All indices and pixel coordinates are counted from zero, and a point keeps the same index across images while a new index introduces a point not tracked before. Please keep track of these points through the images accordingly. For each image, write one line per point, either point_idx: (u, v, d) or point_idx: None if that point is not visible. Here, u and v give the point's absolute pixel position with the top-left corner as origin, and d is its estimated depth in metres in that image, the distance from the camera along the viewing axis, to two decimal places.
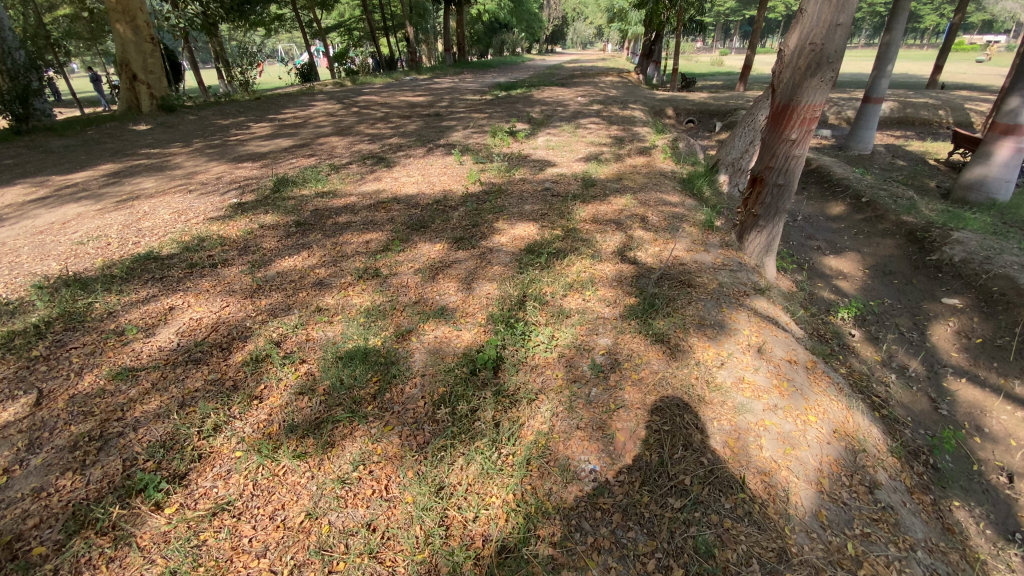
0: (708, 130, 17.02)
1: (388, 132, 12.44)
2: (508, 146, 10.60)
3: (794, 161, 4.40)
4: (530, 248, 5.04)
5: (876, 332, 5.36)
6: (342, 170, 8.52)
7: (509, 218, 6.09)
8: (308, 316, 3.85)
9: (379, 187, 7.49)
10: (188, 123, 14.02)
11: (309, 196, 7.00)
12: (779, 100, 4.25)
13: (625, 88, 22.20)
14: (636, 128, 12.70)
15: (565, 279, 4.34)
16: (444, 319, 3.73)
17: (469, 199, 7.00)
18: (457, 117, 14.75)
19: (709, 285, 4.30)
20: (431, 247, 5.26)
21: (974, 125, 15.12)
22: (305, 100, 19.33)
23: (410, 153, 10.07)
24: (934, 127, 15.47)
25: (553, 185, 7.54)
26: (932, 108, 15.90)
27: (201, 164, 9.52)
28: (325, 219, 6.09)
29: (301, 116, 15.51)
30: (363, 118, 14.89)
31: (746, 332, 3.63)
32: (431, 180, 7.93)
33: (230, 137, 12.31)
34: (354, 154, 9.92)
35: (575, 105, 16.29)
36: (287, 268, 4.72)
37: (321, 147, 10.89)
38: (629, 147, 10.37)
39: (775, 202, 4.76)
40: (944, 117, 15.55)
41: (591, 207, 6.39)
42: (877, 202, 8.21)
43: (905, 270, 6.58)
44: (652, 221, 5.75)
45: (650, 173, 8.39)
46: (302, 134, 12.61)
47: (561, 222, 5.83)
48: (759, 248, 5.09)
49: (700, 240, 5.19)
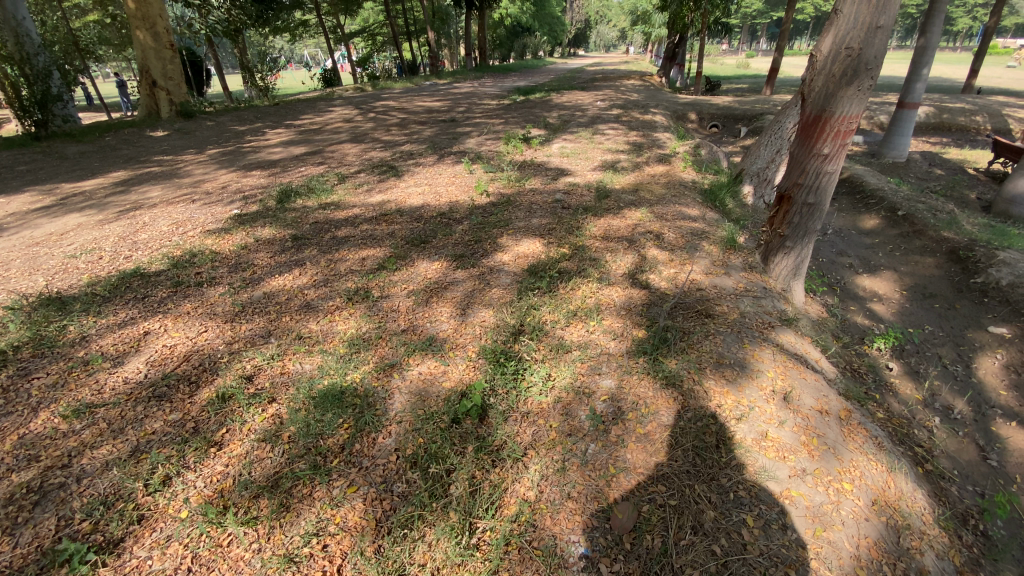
0: (732, 135, 16.41)
1: (401, 139, 12.23)
2: (521, 154, 10.26)
3: (826, 178, 3.96)
4: (533, 269, 4.69)
5: (915, 366, 4.83)
6: (348, 179, 8.30)
7: (514, 233, 5.74)
8: (287, 345, 3.57)
9: (384, 198, 7.23)
10: (205, 129, 14.07)
11: (311, 207, 6.78)
12: (809, 111, 3.81)
13: (647, 93, 21.66)
14: (656, 134, 12.23)
15: (569, 305, 3.97)
16: (431, 351, 3.39)
17: (476, 211, 6.68)
18: (472, 123, 14.49)
19: (729, 315, 3.87)
20: (429, 265, 4.94)
21: (1019, 131, 14.17)
22: (323, 105, 19.37)
23: (421, 160, 9.82)
24: (975, 133, 14.56)
25: (564, 197, 7.17)
26: (972, 113, 15.01)
27: (211, 172, 9.44)
28: (323, 233, 5.84)
29: (318, 121, 15.46)
30: (378, 124, 14.75)
31: (770, 375, 3.21)
32: (438, 190, 7.65)
33: (244, 144, 12.27)
34: (364, 162, 9.72)
35: (594, 110, 15.89)
36: (274, 288, 4.46)
37: (332, 154, 10.74)
38: (648, 155, 9.92)
39: (804, 222, 4.31)
40: (985, 122, 14.66)
41: (604, 222, 5.99)
42: (915, 216, 7.61)
43: (947, 293, 5.99)
44: (668, 239, 5.33)
45: (669, 184, 7.95)
46: (316, 140, 12.50)
47: (570, 239, 5.46)
48: (786, 271, 4.65)
49: (719, 262, 4.76)
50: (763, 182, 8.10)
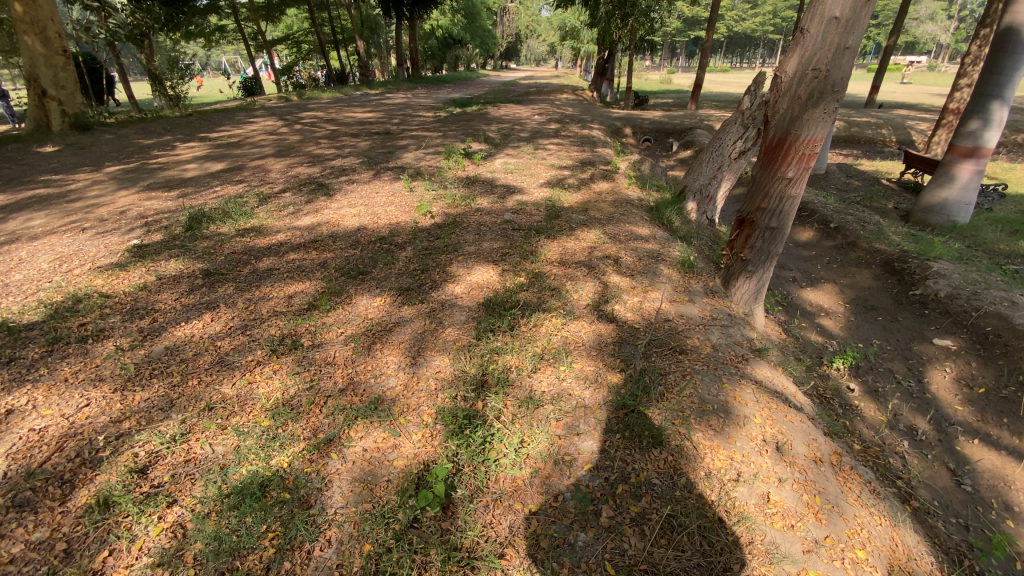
0: (665, 148, 16.85)
1: (332, 154, 11.41)
2: (463, 169, 9.81)
3: (789, 202, 3.81)
4: (487, 303, 4.23)
5: (873, 385, 4.87)
6: (273, 200, 7.48)
7: (464, 260, 5.27)
8: (194, 420, 2.92)
9: (315, 221, 6.51)
10: (102, 143, 12.48)
11: (229, 234, 5.96)
12: (773, 134, 3.68)
13: (581, 106, 21.98)
14: (597, 149, 12.23)
15: (531, 346, 3.54)
16: (376, 416, 2.86)
17: (419, 234, 6.14)
18: (409, 136, 13.87)
19: (703, 350, 3.61)
20: (370, 301, 4.36)
21: (916, 143, 15.56)
22: (243, 117, 17.95)
23: (355, 177, 9.11)
24: (880, 144, 15.83)
25: (513, 217, 6.79)
26: (876, 127, 16.34)
27: (108, 194, 8.23)
28: (243, 265, 5.09)
29: (237, 134, 14.21)
30: (305, 137, 13.78)
31: (758, 420, 2.94)
32: (375, 211, 7.03)
33: (151, 160, 10.95)
34: (291, 180, 8.88)
35: (532, 124, 15.76)
36: (178, 342, 3.72)
37: (254, 170, 9.76)
38: (592, 171, 9.79)
39: (767, 246, 4.16)
40: (888, 135, 15.98)
41: (556, 245, 5.65)
42: (847, 228, 7.93)
43: (888, 305, 6.19)
44: (626, 262, 5.07)
45: (617, 201, 7.79)
46: (235, 155, 11.40)
47: (525, 265, 5.07)
48: (748, 295, 4.47)
49: (681, 288, 4.54)
50: (706, 198, 8.14)
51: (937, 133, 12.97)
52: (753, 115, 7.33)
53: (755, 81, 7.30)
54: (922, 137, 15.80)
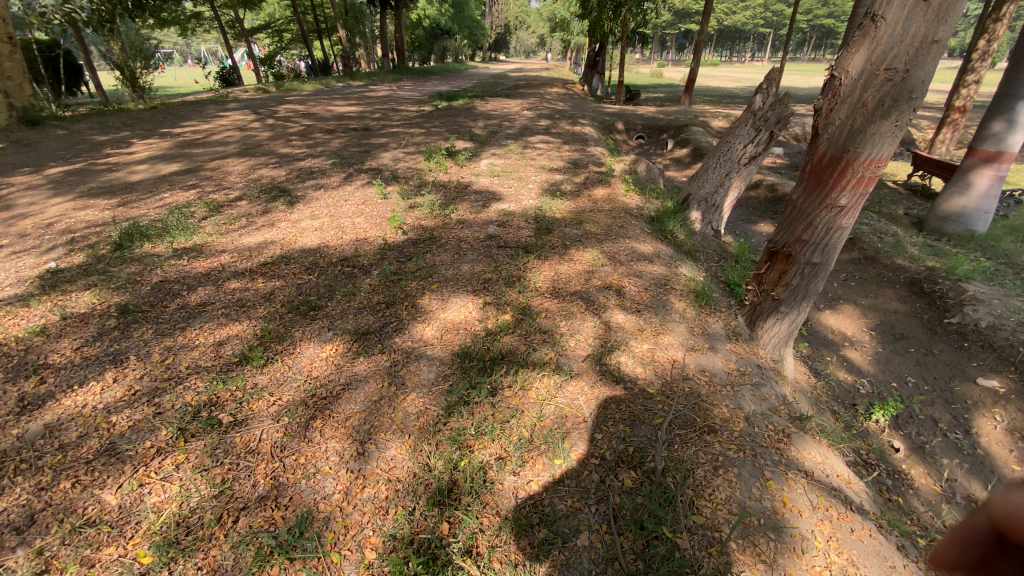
0: (659, 147, 16.10)
1: (302, 153, 10.47)
2: (445, 172, 8.97)
3: (838, 234, 3.06)
4: (462, 353, 3.42)
5: (917, 439, 4.23)
6: (225, 210, 6.60)
7: (438, 289, 4.45)
8: (55, 550, 2.10)
9: (268, 237, 5.66)
10: (51, 140, 11.42)
11: (164, 256, 5.08)
12: (820, 151, 2.93)
13: (573, 101, 21.14)
14: (589, 149, 11.43)
15: (515, 424, 2.75)
16: (301, 552, 2.07)
17: (388, 254, 5.30)
18: (387, 132, 12.96)
19: (734, 424, 2.84)
20: (317, 349, 3.54)
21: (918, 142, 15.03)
22: (214, 110, 16.84)
23: (323, 180, 8.22)
24: None
25: (498, 231, 5.99)
26: None
27: (41, 202, 7.28)
28: (170, 299, 4.22)
29: (203, 130, 13.17)
30: (277, 133, 12.80)
31: (819, 544, 2.21)
32: (340, 223, 6.17)
33: (100, 159, 9.95)
34: (251, 184, 7.97)
35: (521, 120, 14.89)
36: (61, 417, 2.86)
37: (212, 172, 8.83)
38: (585, 174, 9.00)
39: (804, 284, 3.40)
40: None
41: (547, 269, 4.85)
42: (863, 240, 7.23)
43: (919, 334, 5.50)
44: (630, 293, 4.27)
45: (614, 211, 7.03)
46: (196, 154, 10.43)
47: (510, 296, 4.28)
48: (776, 338, 3.73)
49: (697, 329, 3.78)
50: (711, 207, 7.36)
51: (941, 132, 12.31)
52: (766, 115, 6.65)
53: (767, 79, 6.63)
54: (923, 134, 15.23)
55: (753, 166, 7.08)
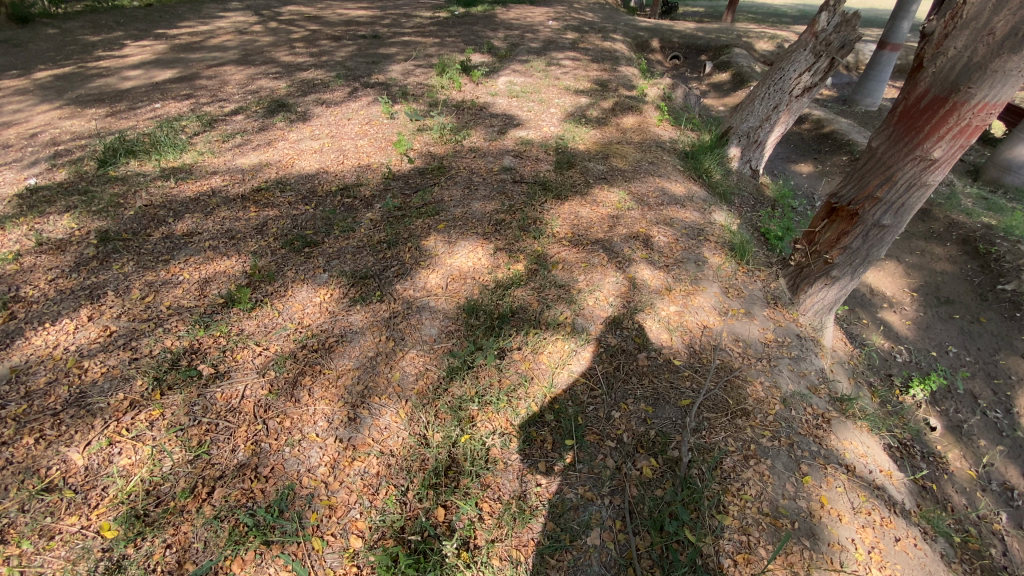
0: (695, 70, 14.74)
1: (306, 62, 9.64)
2: (459, 90, 8.20)
3: (919, 194, 2.56)
4: (468, 306, 3.08)
5: (954, 417, 3.96)
6: (220, 125, 6.09)
7: (445, 229, 4.05)
8: (12, 517, 1.94)
9: (262, 158, 5.20)
10: (39, 38, 10.61)
11: (150, 176, 4.69)
12: (919, 89, 2.38)
13: (603, 12, 19.24)
14: (619, 69, 10.40)
15: (524, 394, 2.46)
16: (279, 535, 1.87)
17: (392, 184, 4.85)
18: (399, 42, 11.89)
19: (769, 407, 2.53)
20: (310, 294, 3.23)
21: None
22: (213, 9, 15.55)
23: (326, 95, 7.55)
24: None
25: (514, 162, 5.48)
26: None
27: (24, 109, 6.77)
28: (155, 226, 3.88)
29: (201, 32, 12.18)
30: (280, 38, 11.80)
31: (860, 556, 1.97)
32: (342, 145, 5.66)
33: (90, 62, 9.23)
34: (248, 96, 7.35)
35: (546, 32, 13.56)
36: (29, 360, 2.65)
37: (209, 81, 8.16)
38: (613, 98, 8.18)
39: (864, 249, 2.94)
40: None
41: (566, 212, 4.40)
42: None
43: (966, 299, 5.04)
44: (658, 244, 3.83)
45: (643, 143, 6.39)
46: (192, 59, 9.65)
47: (523, 242, 3.88)
48: (818, 305, 3.34)
49: (733, 290, 3.38)
50: (752, 144, 6.66)
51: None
52: (829, 39, 5.74)
53: None
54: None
55: (805, 99, 6.27)
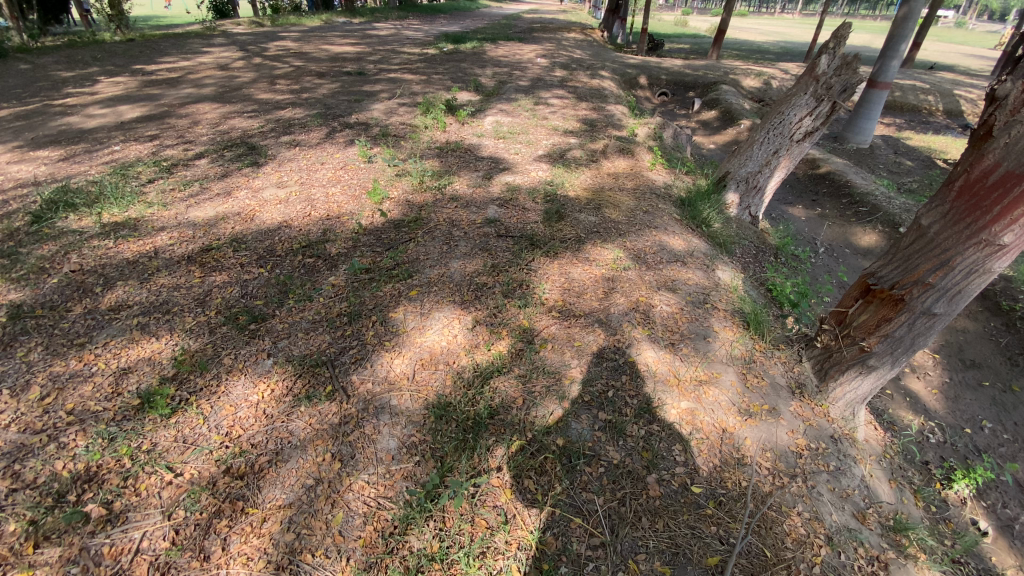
0: (684, 107, 14.67)
1: (285, 100, 9.29)
2: (443, 130, 7.84)
3: (980, 283, 2.12)
4: (437, 406, 2.53)
5: (1002, 514, 3.43)
6: (180, 171, 5.61)
7: (417, 295, 3.52)
8: None
9: (219, 211, 4.68)
10: (6, 74, 10.19)
11: (87, 232, 4.15)
12: (987, 161, 1.96)
13: (591, 49, 19.37)
14: (609, 108, 10.16)
15: (503, 547, 1.93)
16: None
17: (362, 239, 4.34)
18: (384, 79, 11.64)
19: (811, 555, 2.02)
20: (246, 390, 2.67)
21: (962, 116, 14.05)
22: (196, 44, 15.34)
23: (302, 136, 7.13)
24: (923, 115, 14.32)
25: (499, 214, 5.02)
26: (920, 93, 14.77)
27: None
28: (78, 298, 3.33)
29: (179, 68, 11.86)
30: (261, 74, 11.49)
31: None
32: (311, 194, 5.17)
33: (56, 99, 8.80)
34: (218, 138, 6.91)
35: (535, 70, 13.45)
36: None
37: (179, 120, 7.73)
38: (604, 140, 7.85)
39: (908, 339, 2.49)
40: (930, 105, 14.39)
41: (556, 274, 3.91)
42: None
43: (994, 365, 4.58)
44: (661, 316, 3.34)
45: (637, 190, 5.99)
46: (165, 96, 9.25)
47: (506, 313, 3.36)
48: (850, 396, 2.86)
49: (752, 377, 2.90)
50: (752, 190, 6.31)
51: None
52: (829, 82, 5.49)
53: (834, 36, 5.44)
54: (970, 106, 14.32)
55: (806, 144, 5.93)
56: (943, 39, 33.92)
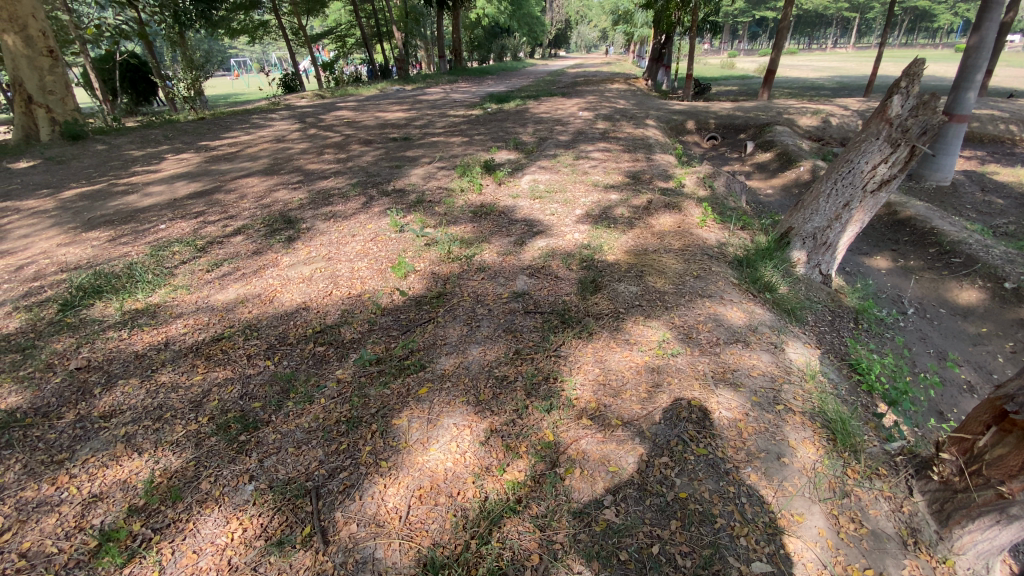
0: (736, 150, 13.99)
1: (329, 169, 9.53)
2: (479, 192, 7.66)
3: None
4: (431, 565, 2.03)
5: None
6: (213, 250, 5.62)
7: (426, 395, 3.02)
8: None
9: (240, 293, 4.54)
10: (88, 156, 11.18)
11: (107, 322, 4.08)
12: None
13: (635, 99, 19.26)
14: (654, 158, 9.73)
15: None
16: None
17: (379, 321, 3.98)
18: (427, 142, 11.86)
19: None
20: (216, 530, 2.27)
21: None
22: (260, 119, 16.53)
23: (338, 206, 7.13)
24: (1011, 144, 12.90)
25: (529, 285, 4.59)
26: (1003, 121, 13.40)
27: (34, 234, 6.65)
28: (73, 403, 3.15)
29: (239, 142, 12.66)
30: (312, 145, 12.02)
31: None
32: (336, 269, 4.95)
33: (123, 179, 9.45)
34: (258, 212, 7.02)
35: (576, 123, 13.36)
36: None
37: (226, 195, 8.01)
38: (647, 194, 7.36)
39: None
40: (1016, 134, 12.96)
41: (590, 362, 3.33)
42: None
43: None
44: (719, 426, 2.69)
45: (686, 251, 5.40)
46: (221, 171, 9.75)
47: (527, 418, 2.81)
48: (990, 551, 2.14)
49: (846, 521, 2.23)
50: (820, 246, 5.55)
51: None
52: (906, 125, 4.79)
53: (907, 74, 4.80)
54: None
55: (883, 194, 5.16)
56: (1023, 63, 31.39)
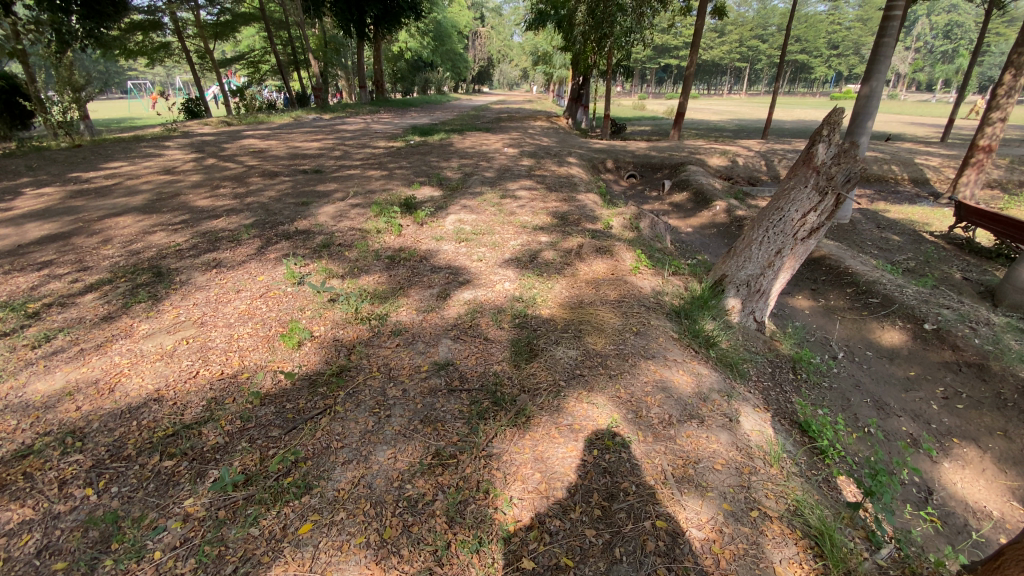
0: (656, 187, 14.34)
1: (224, 206, 8.37)
2: (397, 235, 6.92)
3: None
4: None
5: None
6: (48, 316, 4.40)
7: (309, 538, 2.23)
8: None
9: (72, 379, 3.46)
10: None
11: None
12: None
13: (558, 136, 19.56)
14: (581, 196, 9.54)
15: None
16: None
17: (257, 415, 3.11)
18: (341, 176, 10.95)
19: None
20: None
21: (930, 183, 14.05)
22: (150, 147, 14.75)
23: (227, 253, 6.08)
24: (893, 183, 14.29)
25: (452, 352, 3.90)
26: (884, 163, 14.88)
27: None
28: None
29: (119, 174, 11.02)
30: (208, 177, 10.70)
31: None
32: (209, 340, 3.98)
33: None
34: (125, 261, 5.82)
35: (501, 159, 13.10)
36: None
37: (86, 239, 6.65)
38: (577, 236, 7.01)
39: None
40: (896, 174, 14.38)
41: (528, 464, 2.69)
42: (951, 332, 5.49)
43: None
44: (692, 556, 2.17)
45: (622, 302, 4.99)
46: (87, 208, 8.26)
47: (453, 567, 2.11)
48: None
49: None
50: (755, 294, 5.39)
51: (964, 172, 11.26)
52: (831, 172, 4.76)
53: (827, 121, 4.80)
54: (936, 173, 14.28)
55: (812, 241, 5.10)
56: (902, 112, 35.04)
